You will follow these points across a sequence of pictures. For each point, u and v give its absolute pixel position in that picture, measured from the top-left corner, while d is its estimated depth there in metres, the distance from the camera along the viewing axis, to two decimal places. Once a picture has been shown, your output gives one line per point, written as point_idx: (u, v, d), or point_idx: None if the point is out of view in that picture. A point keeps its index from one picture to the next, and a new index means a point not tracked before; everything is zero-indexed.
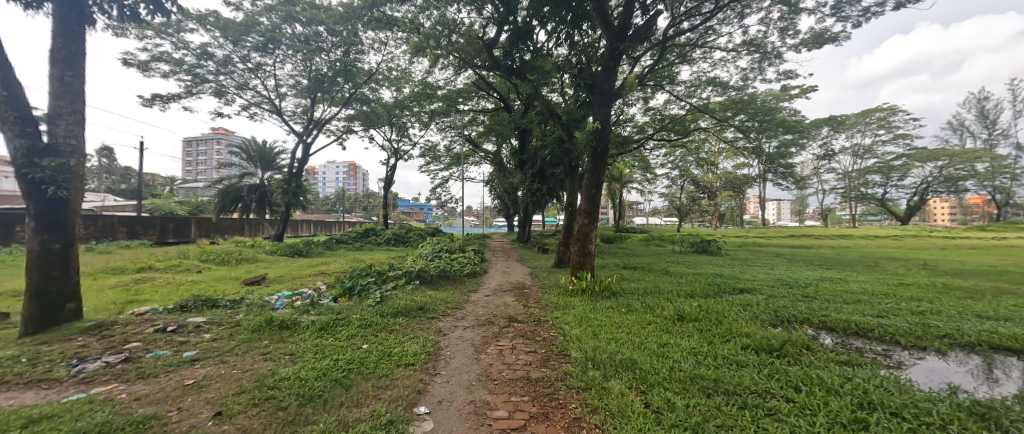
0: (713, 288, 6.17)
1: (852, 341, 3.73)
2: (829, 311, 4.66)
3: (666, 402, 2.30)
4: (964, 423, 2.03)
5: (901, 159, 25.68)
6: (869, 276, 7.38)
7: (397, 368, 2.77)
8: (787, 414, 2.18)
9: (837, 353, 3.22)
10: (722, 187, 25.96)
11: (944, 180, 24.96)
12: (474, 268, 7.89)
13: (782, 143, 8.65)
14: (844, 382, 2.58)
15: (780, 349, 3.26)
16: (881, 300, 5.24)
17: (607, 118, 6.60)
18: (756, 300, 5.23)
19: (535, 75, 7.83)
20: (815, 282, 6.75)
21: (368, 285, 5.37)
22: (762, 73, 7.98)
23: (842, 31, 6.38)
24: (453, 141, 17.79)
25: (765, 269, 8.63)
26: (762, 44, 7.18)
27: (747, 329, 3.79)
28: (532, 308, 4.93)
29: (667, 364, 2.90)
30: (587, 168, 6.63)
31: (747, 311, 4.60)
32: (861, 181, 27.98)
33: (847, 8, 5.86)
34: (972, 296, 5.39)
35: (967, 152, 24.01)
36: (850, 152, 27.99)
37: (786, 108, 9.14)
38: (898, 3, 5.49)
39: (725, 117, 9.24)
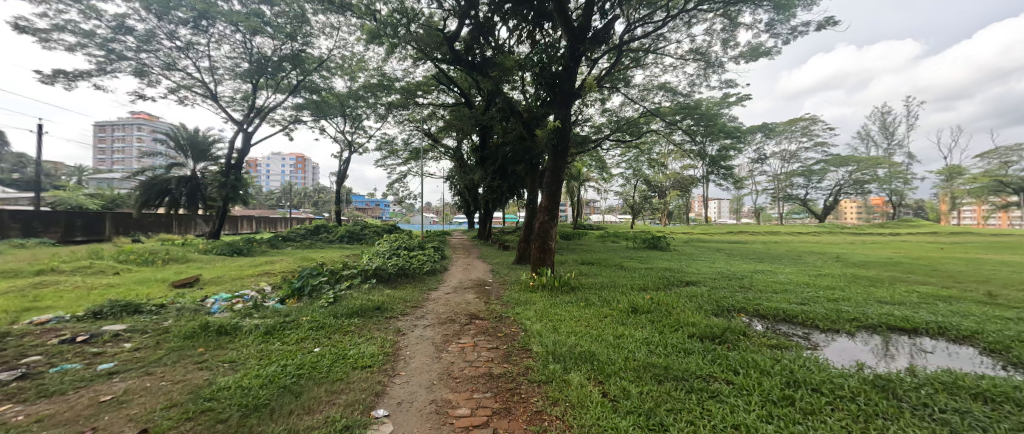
0: (663, 281, 6.59)
1: (781, 326, 4.17)
2: (761, 300, 5.15)
3: (622, 390, 2.42)
4: (869, 394, 2.34)
5: (820, 164, 28.98)
6: (794, 268, 8.23)
7: (353, 370, 2.66)
8: (728, 395, 2.39)
9: (768, 337, 3.58)
10: (670, 187, 27.68)
11: (853, 183, 28.54)
12: (433, 265, 7.73)
13: (722, 146, 9.41)
14: (775, 364, 2.86)
15: (720, 336, 3.55)
16: (803, 289, 5.90)
17: (567, 118, 6.74)
18: (701, 292, 5.66)
19: (496, 72, 7.78)
20: (750, 274, 7.43)
21: (319, 286, 5.06)
22: (707, 80, 8.49)
23: (775, 46, 7.02)
24: (412, 136, 17.27)
25: (708, 263, 9.32)
26: (706, 53, 7.70)
27: (693, 319, 4.08)
28: (493, 304, 4.94)
29: (622, 354, 3.06)
30: (548, 166, 6.73)
31: (693, 302, 4.96)
32: (787, 183, 31.22)
33: (778, 26, 6.45)
34: (873, 284, 6.24)
35: (870, 159, 27.67)
36: (779, 156, 31.08)
37: (726, 114, 9.93)
38: (819, 25, 6.15)
39: (675, 121, 9.84)
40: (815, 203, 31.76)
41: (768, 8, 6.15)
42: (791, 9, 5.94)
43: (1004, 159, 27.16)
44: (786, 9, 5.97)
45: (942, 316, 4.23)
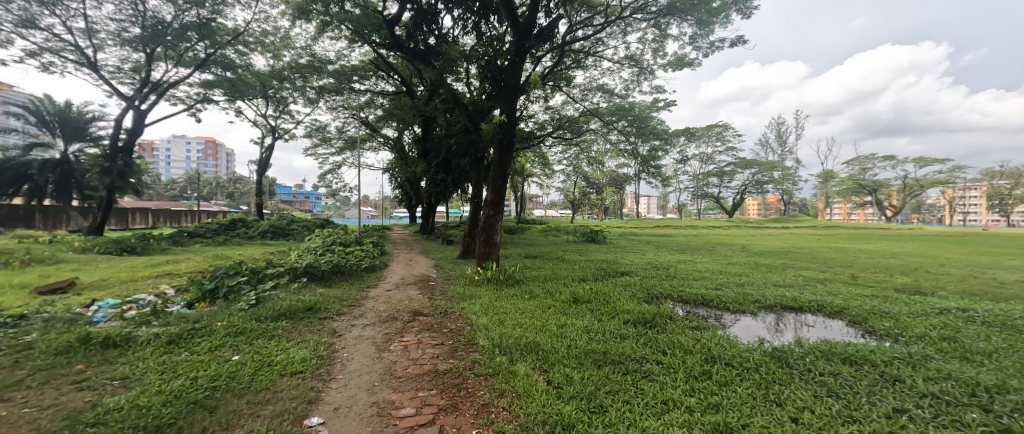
0: (601, 272, 6.98)
1: (701, 310, 4.67)
2: (684, 287, 5.73)
3: (566, 377, 2.53)
4: (768, 364, 2.73)
5: (730, 166, 32.91)
6: (709, 258, 9.28)
7: (280, 378, 2.41)
8: (658, 374, 2.61)
9: (690, 320, 3.99)
10: (607, 184, 29.37)
11: (755, 183, 32.90)
12: (372, 261, 7.31)
13: (652, 147, 10.21)
14: (696, 343, 3.20)
15: (651, 320, 3.88)
16: (717, 276, 6.69)
17: (513, 112, 6.77)
18: (633, 281, 6.13)
19: (440, 61, 7.54)
20: (675, 264, 8.21)
21: (238, 287, 4.50)
22: (640, 86, 9.09)
23: (697, 58, 7.77)
24: (347, 123, 16.08)
25: (640, 254, 10.08)
26: (640, 60, 8.26)
27: (628, 306, 4.40)
28: (437, 300, 4.82)
29: (564, 342, 3.19)
30: (494, 160, 6.71)
31: (627, 291, 5.35)
32: (705, 183, 34.97)
33: (700, 40, 7.13)
34: (770, 270, 7.29)
35: (769, 163, 32.11)
36: (698, 158, 34.64)
37: (656, 118, 10.79)
38: (732, 43, 6.93)
39: (612, 122, 10.44)
40: (726, 201, 36.05)
41: (692, 23, 6.76)
42: (710, 25, 6.61)
43: (862, 166, 33.33)
44: (706, 25, 6.62)
45: (821, 295, 5.07)
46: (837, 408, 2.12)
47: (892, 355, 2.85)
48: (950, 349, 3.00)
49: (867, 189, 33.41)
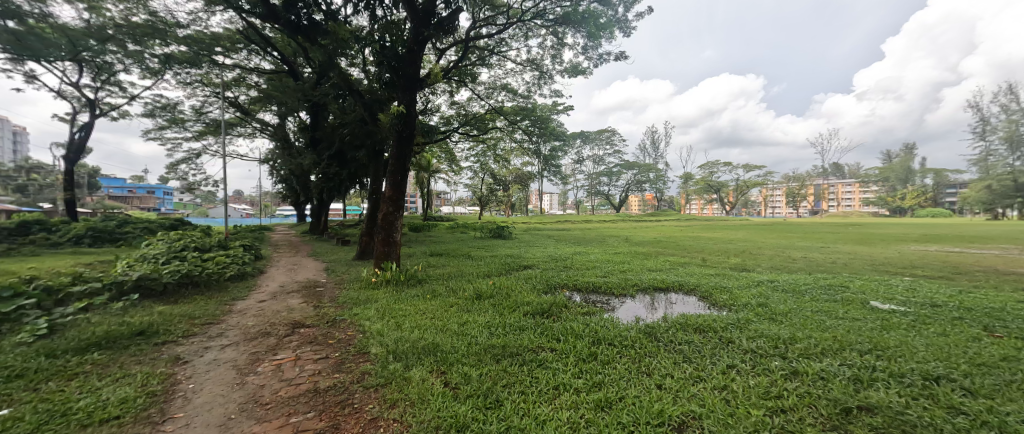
0: (505, 267, 7.17)
1: (591, 296, 5.14)
2: (579, 276, 6.28)
3: (464, 376, 2.48)
4: (641, 340, 3.13)
5: (617, 167, 37.38)
6: (600, 249, 10.37)
7: (83, 430, 1.82)
8: (551, 361, 2.77)
9: (582, 306, 4.35)
10: (513, 181, 30.45)
11: (636, 183, 38.02)
12: (242, 268, 6.16)
13: (552, 147, 10.89)
14: (586, 327, 3.49)
15: (548, 310, 4.11)
16: (605, 264, 7.51)
17: (412, 104, 6.41)
18: (534, 273, 6.45)
19: (328, 41, 6.71)
20: (571, 255, 8.95)
21: (19, 313, 3.28)
22: (540, 89, 9.55)
23: (588, 68, 8.51)
24: (207, 103, 13.26)
25: (542, 248, 10.71)
26: (540, 64, 8.66)
27: (527, 298, 4.59)
28: (325, 308, 4.30)
29: (464, 340, 3.16)
30: (391, 154, 6.27)
31: (528, 283, 5.60)
32: (597, 182, 39.01)
33: (590, 51, 7.81)
34: (646, 257, 8.48)
35: (646, 166, 37.45)
36: (592, 160, 38.46)
37: (555, 120, 11.51)
38: (617, 57, 7.78)
39: (516, 121, 10.77)
40: (615, 198, 40.87)
41: (584, 35, 7.36)
42: (598, 39, 7.27)
43: (710, 170, 41.38)
44: (595, 38, 7.27)
45: (681, 276, 6.10)
46: (690, 371, 2.53)
47: (728, 322, 3.55)
48: (764, 313, 3.89)
49: (714, 189, 41.64)
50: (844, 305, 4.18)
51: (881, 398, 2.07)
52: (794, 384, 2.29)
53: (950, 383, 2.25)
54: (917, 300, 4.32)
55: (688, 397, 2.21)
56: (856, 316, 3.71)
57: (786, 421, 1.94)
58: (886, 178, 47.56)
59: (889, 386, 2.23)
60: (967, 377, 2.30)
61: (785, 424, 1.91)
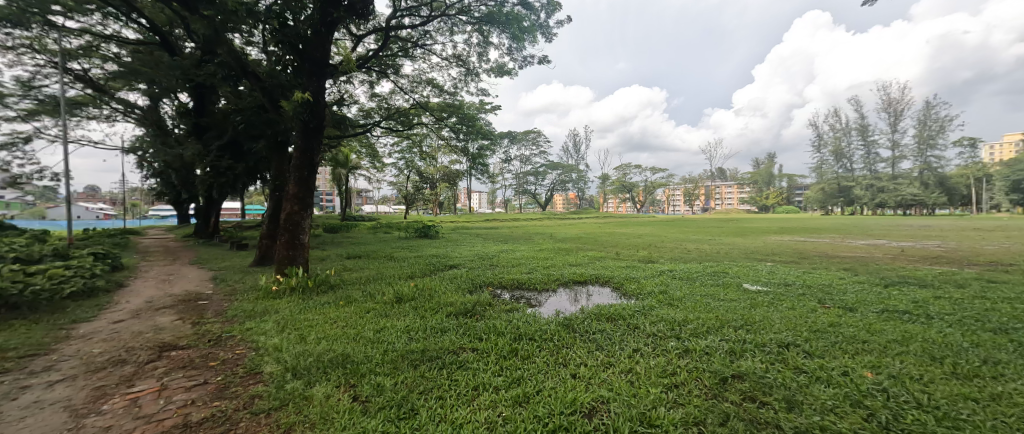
0: (429, 267, 6.92)
1: (516, 293, 5.22)
2: (504, 273, 6.37)
3: (376, 387, 2.30)
4: (560, 333, 3.26)
5: (543, 168, 38.99)
6: (526, 246, 10.67)
7: None
8: (471, 361, 2.72)
9: (506, 304, 4.38)
10: (441, 179, 29.67)
11: (560, 183, 40.09)
12: (91, 282, 4.94)
13: (479, 146, 10.86)
14: (508, 324, 3.52)
15: (471, 310, 4.05)
16: (530, 261, 7.75)
17: (321, 93, 5.77)
18: (460, 273, 6.35)
19: (213, 11, 5.70)
20: (498, 253, 9.03)
21: None
22: (466, 86, 9.42)
23: (514, 69, 8.64)
24: (39, 74, 10.38)
25: (469, 247, 10.60)
26: (465, 61, 8.52)
27: (451, 299, 4.48)
28: (209, 324, 3.65)
29: (379, 348, 2.94)
30: (296, 147, 5.58)
31: (453, 283, 5.47)
32: (525, 181, 40.21)
33: (515, 53, 7.92)
34: (568, 253, 8.97)
35: (569, 167, 39.72)
36: (519, 159, 39.52)
37: (482, 118, 11.48)
38: (540, 61, 8.02)
39: (441, 118, 10.46)
40: (541, 197, 42.55)
41: (509, 36, 7.44)
42: (522, 41, 7.41)
43: (624, 171, 45.54)
44: (519, 40, 7.39)
45: (598, 270, 6.57)
46: (601, 358, 2.70)
47: (635, 310, 3.88)
48: (665, 299, 4.35)
49: (627, 189, 45.89)
50: (725, 289, 4.89)
51: (749, 365, 2.44)
52: (685, 361, 2.59)
53: (796, 348, 2.76)
54: (777, 281, 5.25)
55: (599, 383, 2.35)
56: (734, 297, 4.37)
57: (679, 395, 2.18)
58: (756, 181, 57.53)
59: (755, 355, 2.65)
60: (807, 342, 2.85)
61: (677, 398, 2.14)
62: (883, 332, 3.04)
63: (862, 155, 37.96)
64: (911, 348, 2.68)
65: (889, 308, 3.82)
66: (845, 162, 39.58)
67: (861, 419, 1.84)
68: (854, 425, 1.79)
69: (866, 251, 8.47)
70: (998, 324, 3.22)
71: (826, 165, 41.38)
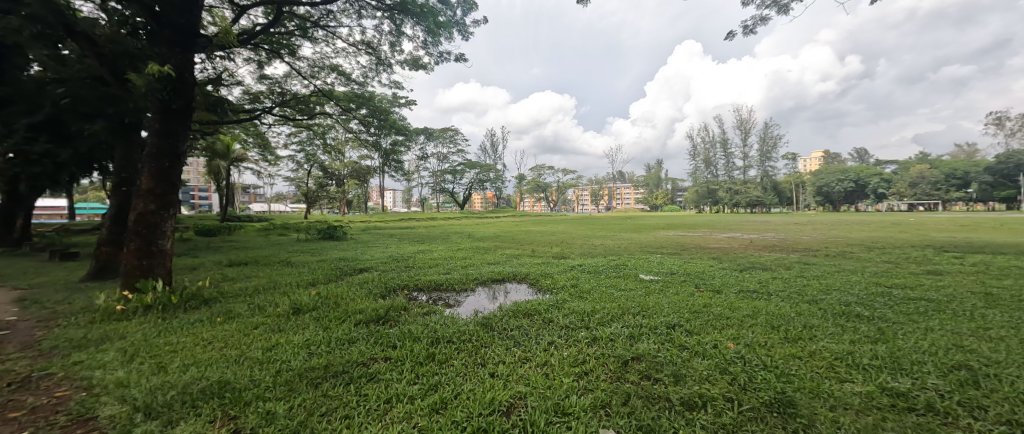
0: (335, 272, 6.28)
1: (433, 294, 5.06)
2: (420, 275, 6.12)
3: (265, 416, 1.98)
4: (479, 333, 3.23)
5: (461, 166, 38.72)
6: (444, 246, 10.42)
7: None
8: (384, 372, 2.54)
9: (422, 307, 4.19)
10: (349, 176, 27.01)
11: (479, 182, 40.29)
12: None
13: (393, 141, 10.38)
14: (425, 328, 3.36)
15: (384, 316, 3.77)
16: (448, 261, 7.60)
17: (187, 67, 4.72)
18: (372, 276, 5.90)
19: None
20: (413, 254, 8.63)
21: None
22: (376, 77, 8.78)
23: (429, 64, 8.33)
24: None
25: (381, 248, 9.93)
26: (375, 49, 7.90)
27: (361, 305, 4.11)
28: (9, 361, 2.71)
29: (270, 369, 2.55)
30: (151, 131, 4.49)
31: (363, 289, 5.04)
32: (442, 179, 39.37)
33: (431, 47, 7.65)
34: (487, 252, 9.04)
35: (487, 166, 40.13)
36: (436, 157, 38.56)
37: (395, 113, 10.83)
38: (457, 58, 7.89)
39: (349, 109, 9.50)
40: (459, 196, 42.17)
41: (423, 29, 7.14)
42: (438, 35, 7.20)
43: (539, 172, 47.83)
44: (435, 34, 7.16)
45: (515, 267, 6.76)
46: (518, 354, 2.76)
47: (549, 304, 4.09)
48: (575, 292, 4.67)
49: (541, 189, 48.34)
50: (625, 279, 5.47)
51: (645, 347, 2.75)
52: (593, 349, 2.81)
53: (680, 328, 3.20)
54: (665, 271, 6.06)
55: (516, 379, 2.40)
56: (633, 287, 4.90)
57: (588, 381, 2.35)
58: (649, 183, 65.88)
59: (649, 337, 3.00)
60: (688, 322, 3.34)
61: (587, 384, 2.30)
62: (741, 309, 3.72)
63: (724, 164, 46.33)
64: (760, 321, 3.32)
65: (743, 288, 4.71)
66: (712, 169, 47.84)
67: (727, 383, 2.22)
68: (722, 389, 2.14)
69: (727, 243, 10.35)
70: (811, 296, 4.23)
71: (700, 171, 49.48)
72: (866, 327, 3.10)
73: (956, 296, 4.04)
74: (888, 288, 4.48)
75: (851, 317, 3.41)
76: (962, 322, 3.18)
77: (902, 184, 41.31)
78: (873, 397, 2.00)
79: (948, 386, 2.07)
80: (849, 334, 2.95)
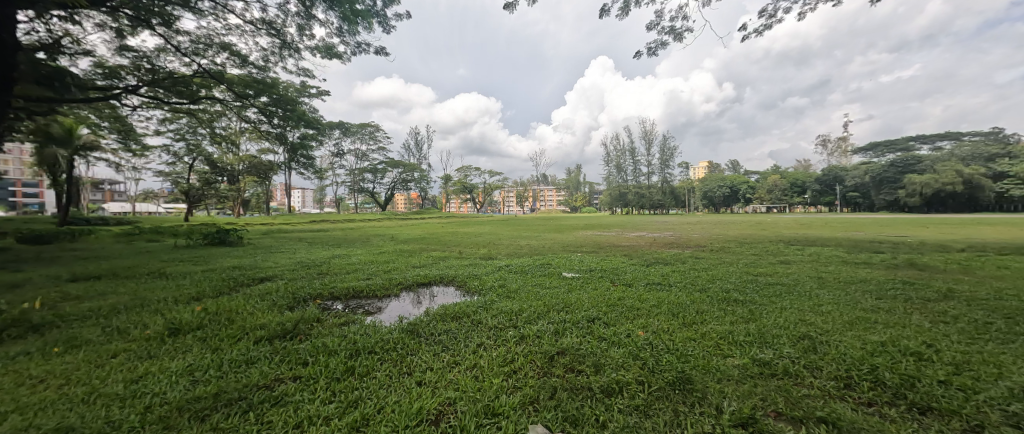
0: (228, 283, 5.40)
1: (351, 302, 4.67)
2: (336, 282, 5.58)
3: None
4: (404, 340, 3.07)
5: (383, 165, 36.61)
6: (363, 249, 9.69)
7: None
8: (293, 393, 2.26)
9: (339, 317, 3.82)
10: (245, 172, 23.64)
11: (402, 181, 38.47)
12: None
13: (302, 135, 9.95)
14: (341, 340, 3.07)
15: (292, 330, 3.34)
16: (368, 265, 7.09)
17: None
18: (276, 286, 5.20)
19: None
20: (328, 260, 7.84)
21: None
22: (281, 61, 7.80)
23: (345, 54, 7.69)
24: None
25: (288, 254, 8.84)
26: (280, 31, 6.99)
27: (262, 320, 3.60)
28: None
29: (137, 406, 2.08)
30: None
31: (265, 301, 4.41)
32: (360, 178, 36.70)
33: (347, 36, 7.07)
34: (411, 254, 8.67)
35: (411, 165, 38.57)
36: (354, 154, 35.83)
37: (305, 103, 9.76)
38: (377, 51, 7.44)
39: (246, 95, 8.22)
40: (380, 196, 39.74)
41: (339, 16, 6.57)
42: (355, 24, 6.69)
43: (465, 173, 47.58)
44: (352, 23, 6.64)
45: (441, 270, 6.59)
46: (447, 358, 2.69)
47: (478, 305, 4.08)
48: (503, 292, 4.74)
49: (468, 190, 48.12)
50: (550, 278, 5.72)
51: (569, 342, 2.90)
52: (521, 347, 2.87)
53: (599, 321, 3.46)
54: (585, 268, 6.51)
55: (444, 385, 2.33)
56: (556, 284, 5.15)
57: (517, 379, 2.40)
58: (569, 186, 70.17)
59: (572, 331, 3.19)
60: (606, 315, 3.63)
61: (515, 382, 2.35)
62: (647, 300, 4.17)
63: (633, 170, 51.62)
64: (663, 309, 3.76)
65: (650, 281, 5.29)
66: (623, 174, 52.95)
67: (639, 367, 2.46)
68: (635, 374, 2.37)
69: (636, 241, 11.55)
70: (701, 286, 4.94)
71: (613, 176, 54.30)
72: (740, 309, 3.72)
73: (800, 280, 5.11)
74: (756, 276, 5.47)
75: (730, 302, 4.07)
76: (804, 301, 4.01)
77: (763, 190, 50.81)
78: (747, 368, 2.40)
79: (797, 353, 2.59)
80: (729, 316, 3.51)
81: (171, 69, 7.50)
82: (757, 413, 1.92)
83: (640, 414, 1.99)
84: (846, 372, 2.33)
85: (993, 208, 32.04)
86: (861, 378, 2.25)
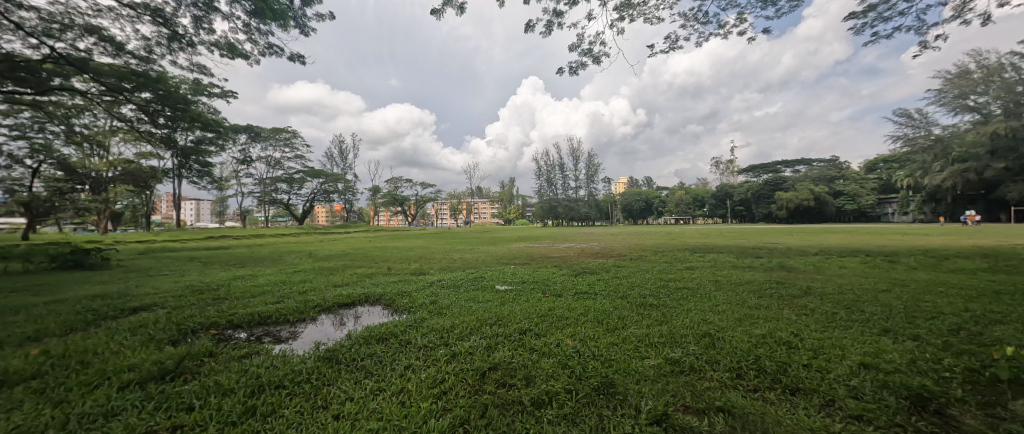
0: (84, 317, 4.31)
1: (257, 330, 4.09)
2: (237, 308, 4.84)
3: None
4: (321, 369, 2.77)
5: (301, 174, 33.45)
6: (274, 269, 8.59)
7: None
8: None
9: (238, 348, 3.29)
10: (117, 179, 19.60)
11: (323, 192, 35.32)
12: None
13: (198, 139, 8.72)
14: (241, 376, 2.65)
15: (175, 369, 2.79)
16: (278, 287, 6.28)
17: None
18: (155, 317, 4.34)
19: None
20: (228, 282, 6.77)
21: None
22: (170, 55, 6.72)
23: (253, 54, 6.91)
24: None
25: (174, 277, 7.44)
26: (169, 21, 6.04)
27: (136, 359, 2.96)
28: None
29: None
30: None
31: (137, 335, 3.64)
32: (272, 188, 32.89)
33: (256, 34, 6.39)
34: (332, 273, 7.90)
35: (334, 175, 35.72)
36: (265, 161, 32.11)
37: (202, 102, 8.50)
38: (290, 55, 6.84)
39: (120, 88, 6.88)
40: (296, 208, 35.97)
41: (249, 11, 5.91)
42: (267, 20, 6.07)
43: (395, 184, 45.63)
44: (263, 19, 6.02)
45: (366, 288, 6.10)
46: (370, 385, 2.48)
47: (407, 324, 3.86)
48: (434, 309, 4.56)
49: (399, 202, 46.18)
50: (483, 291, 5.68)
51: (504, 357, 2.86)
52: (452, 366, 2.77)
53: (532, 332, 3.50)
54: (518, 280, 6.59)
55: (367, 416, 2.14)
56: (490, 298, 5.13)
57: (446, 401, 2.30)
58: (503, 199, 71.41)
59: (504, 345, 3.18)
60: (537, 326, 3.70)
61: (445, 404, 2.25)
62: (575, 309, 4.36)
63: (562, 184, 54.52)
64: (591, 318, 3.94)
65: (578, 291, 5.54)
66: (553, 188, 55.67)
67: (567, 376, 2.54)
68: (564, 383, 2.43)
69: (565, 251, 12.11)
70: (623, 293, 5.31)
71: (544, 190, 56.73)
72: (657, 313, 4.09)
73: (701, 284, 5.81)
74: (666, 281, 6.09)
75: (647, 306, 4.46)
76: (707, 302, 4.56)
77: (672, 204, 57.32)
78: (661, 367, 2.63)
79: (700, 350, 2.92)
80: (646, 320, 3.84)
81: (8, 50, 5.96)
82: (669, 409, 2.10)
83: (569, 423, 2.05)
84: (738, 364, 2.68)
85: (835, 220, 40.33)
86: (749, 368, 2.61)
